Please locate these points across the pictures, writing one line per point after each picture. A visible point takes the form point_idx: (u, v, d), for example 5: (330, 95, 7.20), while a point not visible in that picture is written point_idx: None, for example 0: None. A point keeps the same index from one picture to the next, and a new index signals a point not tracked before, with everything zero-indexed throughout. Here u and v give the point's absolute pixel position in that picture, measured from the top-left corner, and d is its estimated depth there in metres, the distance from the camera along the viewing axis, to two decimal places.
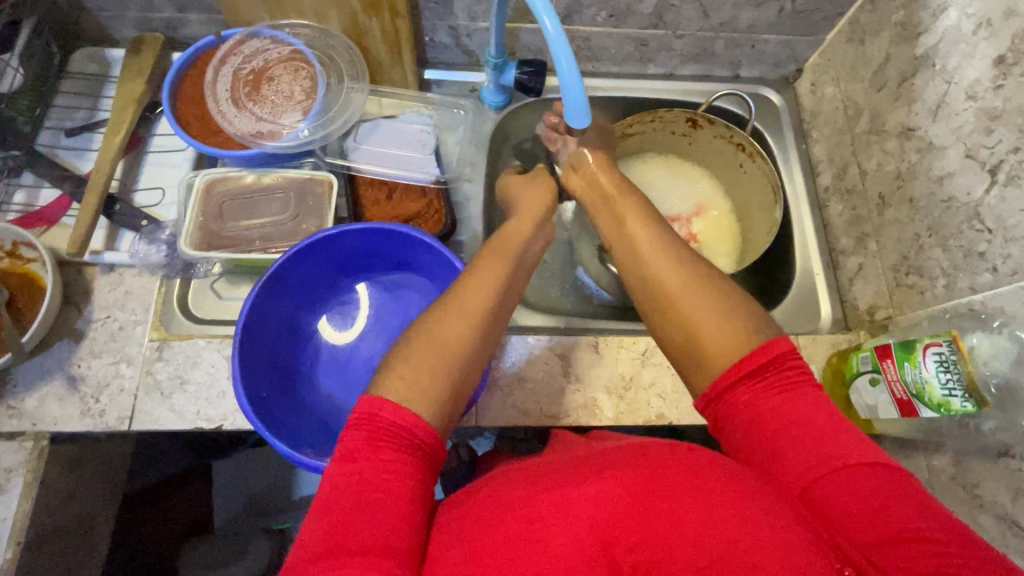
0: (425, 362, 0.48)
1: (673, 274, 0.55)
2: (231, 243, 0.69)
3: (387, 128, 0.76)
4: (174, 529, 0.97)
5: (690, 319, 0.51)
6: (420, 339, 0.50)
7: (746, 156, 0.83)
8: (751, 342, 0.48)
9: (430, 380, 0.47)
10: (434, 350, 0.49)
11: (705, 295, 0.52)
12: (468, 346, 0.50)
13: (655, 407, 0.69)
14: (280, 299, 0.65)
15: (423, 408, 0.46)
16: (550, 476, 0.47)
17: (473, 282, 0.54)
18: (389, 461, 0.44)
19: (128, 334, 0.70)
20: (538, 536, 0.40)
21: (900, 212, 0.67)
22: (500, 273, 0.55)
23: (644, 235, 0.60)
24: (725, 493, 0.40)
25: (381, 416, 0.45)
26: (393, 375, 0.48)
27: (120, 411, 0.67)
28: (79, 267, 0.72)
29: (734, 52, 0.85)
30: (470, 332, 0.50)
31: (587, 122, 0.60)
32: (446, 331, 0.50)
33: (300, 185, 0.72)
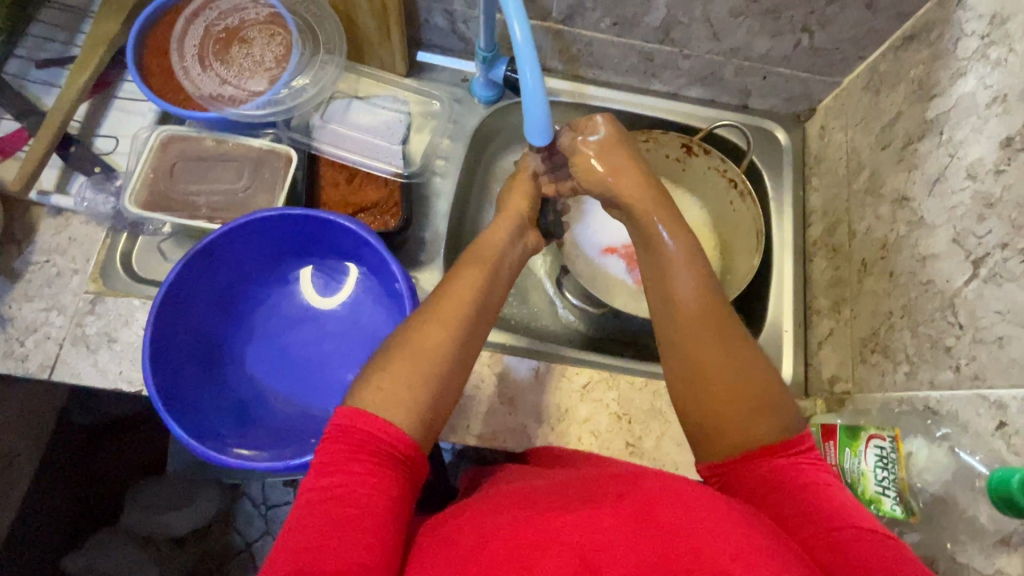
0: (403, 372, 0.45)
1: (708, 337, 0.48)
2: (176, 205, 0.67)
3: (359, 109, 0.72)
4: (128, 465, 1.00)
5: (699, 376, 0.48)
6: (400, 351, 0.47)
7: (738, 194, 0.79)
8: (776, 437, 0.45)
9: (409, 390, 0.45)
10: (414, 360, 0.46)
11: (735, 368, 0.47)
12: (445, 353, 0.47)
13: (584, 444, 0.66)
14: (214, 272, 0.62)
15: (401, 419, 0.44)
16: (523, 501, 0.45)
17: (454, 289, 0.52)
18: (361, 475, 0.42)
19: (64, 281, 0.69)
20: (520, 562, 0.37)
21: (878, 284, 0.62)
22: (479, 280, 0.53)
23: (681, 270, 0.53)
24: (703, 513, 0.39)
25: (355, 428, 0.43)
26: (372, 385, 0.46)
27: (42, 359, 0.66)
28: (26, 205, 0.71)
29: (745, 81, 0.79)
30: (450, 340, 0.48)
31: (547, 140, 0.57)
32: (425, 339, 0.48)
33: (258, 157, 0.68)
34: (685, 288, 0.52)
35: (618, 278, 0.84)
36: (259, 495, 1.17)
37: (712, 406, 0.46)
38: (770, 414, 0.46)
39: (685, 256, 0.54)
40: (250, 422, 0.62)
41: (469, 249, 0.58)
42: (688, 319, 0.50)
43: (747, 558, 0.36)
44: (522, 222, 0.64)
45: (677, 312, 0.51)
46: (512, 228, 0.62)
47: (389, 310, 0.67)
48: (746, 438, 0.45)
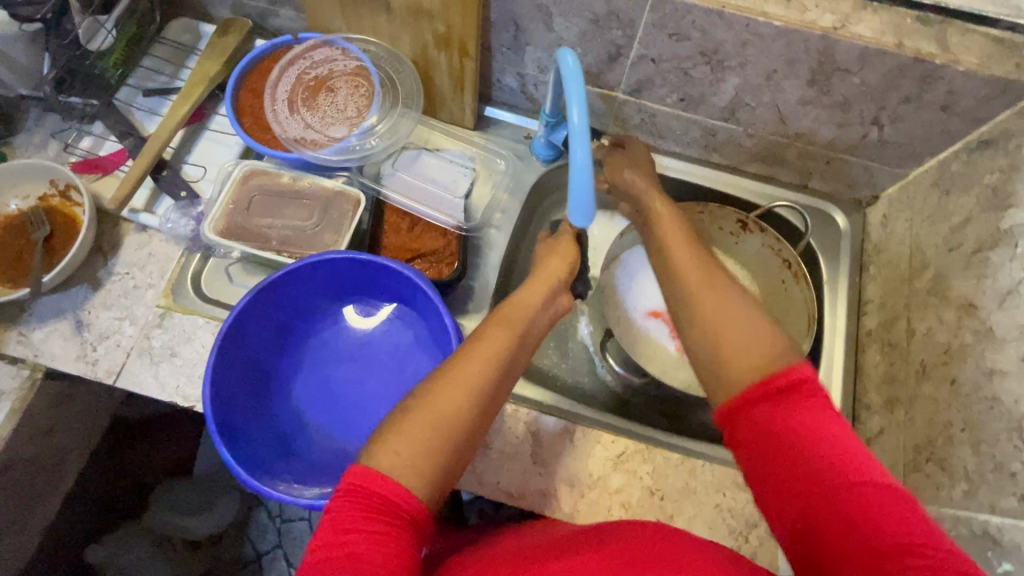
0: (423, 440, 0.46)
1: (703, 282, 0.53)
2: (249, 236, 0.71)
3: (427, 160, 0.76)
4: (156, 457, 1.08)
5: (705, 315, 0.51)
6: (417, 412, 0.47)
7: (791, 274, 0.79)
8: (777, 365, 0.47)
9: (424, 456, 0.45)
10: (430, 424, 0.47)
11: (716, 290, 0.52)
12: (467, 415, 0.48)
13: (612, 515, 0.65)
14: (277, 305, 0.65)
15: (413, 483, 0.45)
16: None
17: (479, 350, 0.52)
18: (377, 539, 0.42)
19: (139, 294, 0.74)
20: None
21: (937, 390, 0.60)
22: (507, 343, 0.53)
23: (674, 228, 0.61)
24: None
25: (370, 489, 0.44)
26: (385, 448, 0.46)
27: (110, 365, 0.71)
28: (116, 220, 0.77)
29: (806, 164, 0.80)
30: (468, 406, 0.48)
31: (585, 219, 0.54)
32: (443, 401, 0.48)
33: (329, 197, 0.72)
34: (678, 244, 0.58)
35: (660, 344, 0.84)
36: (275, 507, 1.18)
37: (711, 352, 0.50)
38: (765, 348, 0.48)
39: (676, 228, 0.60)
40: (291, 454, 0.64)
41: (498, 307, 0.58)
42: (684, 267, 0.55)
43: None
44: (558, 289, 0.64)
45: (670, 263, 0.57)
46: (546, 295, 0.62)
47: (434, 359, 0.69)
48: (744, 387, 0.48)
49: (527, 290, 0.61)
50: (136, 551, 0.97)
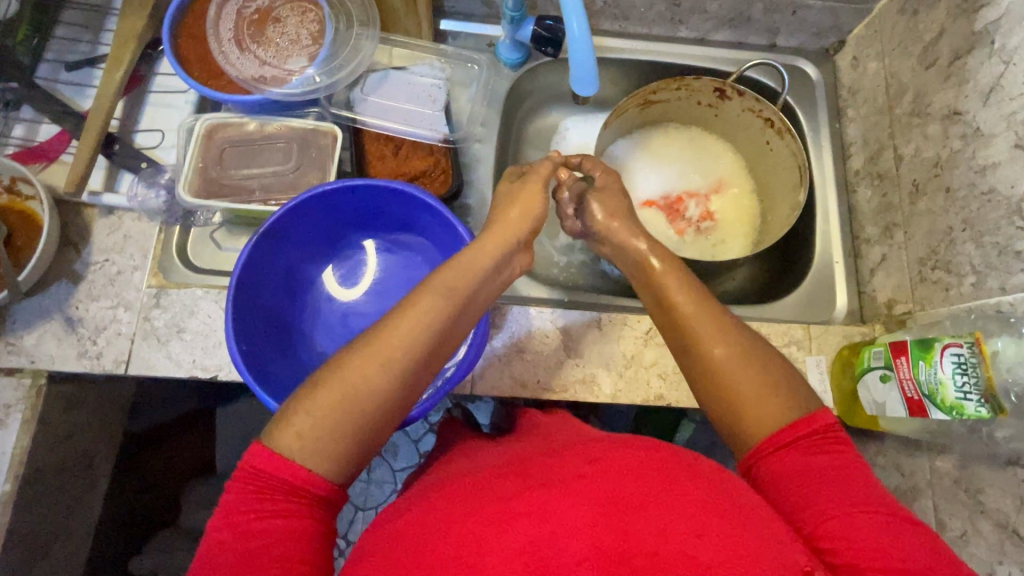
0: (326, 417, 0.42)
1: (711, 329, 0.51)
2: (230, 191, 0.67)
3: (396, 80, 0.72)
4: (190, 460, 1.02)
5: (718, 360, 0.49)
6: (326, 388, 0.43)
7: (774, 133, 0.80)
8: (794, 415, 0.46)
9: (329, 437, 0.42)
10: (339, 402, 0.43)
11: (733, 332, 0.50)
12: (379, 392, 0.44)
13: (653, 388, 0.67)
14: (280, 251, 0.65)
15: (316, 466, 0.42)
16: (456, 534, 0.38)
17: (406, 320, 0.46)
18: (281, 519, 0.40)
19: (126, 278, 0.70)
20: (468, 562, 0.36)
21: (933, 203, 0.64)
22: (439, 312, 0.48)
23: (673, 280, 0.57)
24: (659, 486, 0.39)
25: (263, 473, 0.41)
26: (290, 428, 0.42)
27: (117, 354, 0.68)
28: (78, 207, 0.71)
29: (773, 19, 0.79)
30: (385, 382, 0.44)
31: (593, 91, 0.61)
32: (357, 377, 0.43)
33: (304, 136, 0.69)
34: (685, 299, 0.54)
35: (659, 229, 0.86)
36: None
37: (728, 391, 0.48)
38: (785, 395, 0.46)
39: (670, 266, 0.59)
40: None
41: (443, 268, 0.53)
42: (693, 325, 0.52)
43: (711, 530, 0.35)
44: (508, 256, 0.57)
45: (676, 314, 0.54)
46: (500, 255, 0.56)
47: None
48: (767, 416, 0.46)
49: (479, 249, 0.55)
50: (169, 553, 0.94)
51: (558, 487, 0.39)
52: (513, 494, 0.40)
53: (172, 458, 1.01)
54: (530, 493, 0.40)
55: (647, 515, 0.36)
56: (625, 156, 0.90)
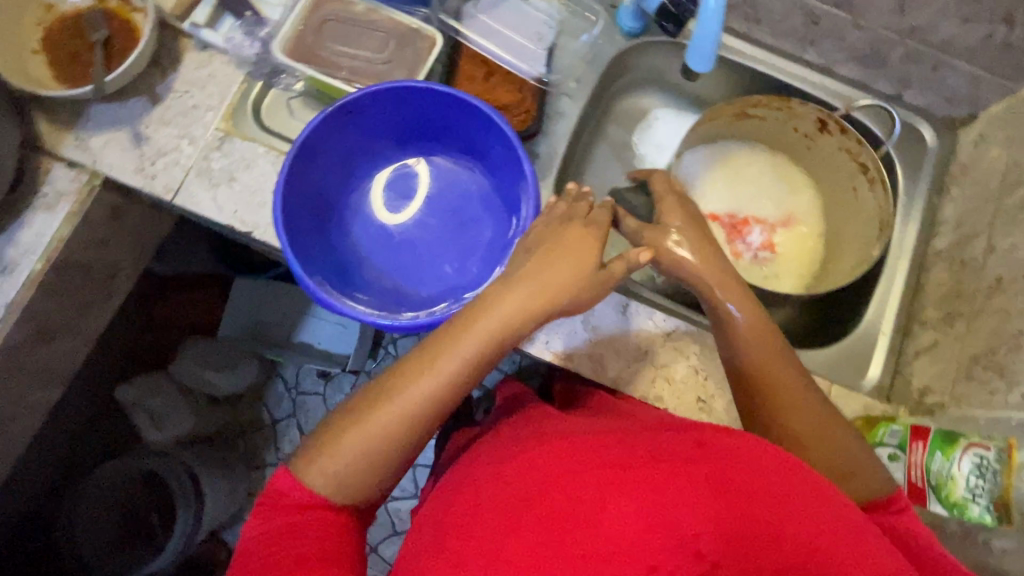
0: (348, 459, 0.48)
1: (794, 403, 0.52)
2: (319, 62, 0.67)
3: (510, 6, 0.71)
4: (194, 315, 1.23)
5: (796, 437, 0.51)
6: (347, 429, 0.49)
7: (865, 180, 0.78)
8: (865, 497, 0.50)
9: (352, 472, 0.48)
10: (359, 444, 0.48)
11: (820, 411, 0.52)
12: (395, 444, 0.49)
13: (656, 388, 0.66)
14: (347, 133, 0.65)
15: (343, 492, 0.49)
16: (569, 489, 0.43)
17: (419, 375, 0.49)
18: (312, 516, 0.48)
19: (199, 114, 0.72)
20: (588, 517, 0.41)
21: (1009, 303, 0.60)
22: (454, 363, 0.49)
23: (754, 333, 0.55)
24: (770, 473, 0.42)
25: (286, 490, 0.49)
26: (318, 462, 0.49)
27: (168, 181, 0.70)
28: (176, 35, 0.73)
29: (909, 69, 0.74)
30: (400, 430, 0.48)
31: (706, 70, 0.60)
32: (374, 423, 0.48)
33: (404, 33, 0.68)
34: (762, 361, 0.54)
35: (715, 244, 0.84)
36: (292, 380, 1.32)
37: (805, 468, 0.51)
38: (858, 479, 0.50)
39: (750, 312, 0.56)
40: (350, 281, 0.66)
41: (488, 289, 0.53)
42: (773, 397, 0.53)
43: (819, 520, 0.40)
44: (574, 288, 0.53)
45: (753, 378, 0.54)
46: (572, 267, 0.53)
47: (500, 217, 0.69)
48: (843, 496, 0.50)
49: (558, 245, 0.54)
50: (164, 394, 1.16)
51: (666, 461, 0.43)
52: (624, 461, 0.44)
53: (185, 307, 1.22)
54: (637, 464, 0.43)
55: (761, 498, 0.40)
56: (708, 160, 0.87)
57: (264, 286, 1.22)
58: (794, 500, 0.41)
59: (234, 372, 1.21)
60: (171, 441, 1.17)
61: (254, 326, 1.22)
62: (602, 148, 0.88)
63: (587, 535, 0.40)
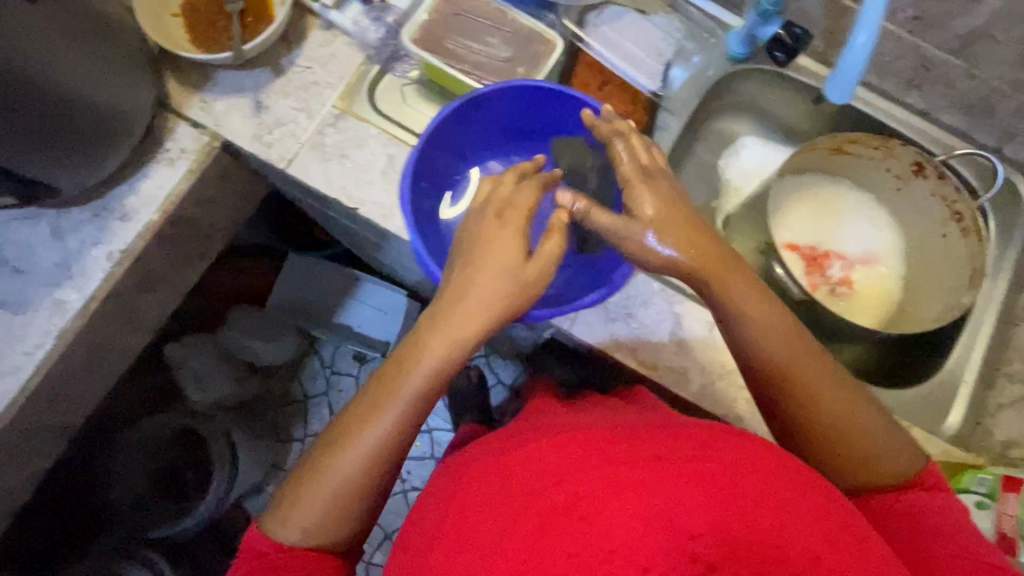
0: (311, 503, 0.51)
1: (838, 398, 0.52)
2: (443, 53, 0.70)
3: (633, 20, 0.72)
4: (248, 283, 1.28)
5: (850, 426, 0.51)
6: (308, 479, 0.52)
7: (958, 227, 0.78)
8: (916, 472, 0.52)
9: (317, 514, 0.51)
10: (316, 489, 0.51)
11: (855, 400, 0.52)
12: (352, 482, 0.51)
13: (736, 406, 0.67)
14: (469, 123, 0.67)
15: (313, 533, 0.51)
16: (554, 490, 0.41)
17: (363, 418, 0.52)
18: (290, 558, 0.50)
19: (318, 90, 0.75)
20: (578, 518, 0.39)
21: None
22: (392, 398, 0.52)
23: (781, 338, 0.52)
24: (767, 482, 0.40)
25: (262, 543, 0.51)
26: (285, 513, 0.51)
27: (283, 151, 0.73)
28: (305, 13, 0.76)
29: (1016, 123, 0.75)
30: (354, 468, 0.51)
31: (842, 100, 0.63)
32: (329, 468, 0.51)
33: (527, 35, 0.70)
34: (796, 365, 0.52)
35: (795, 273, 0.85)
36: (328, 358, 1.36)
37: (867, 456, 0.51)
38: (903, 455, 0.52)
39: (769, 312, 0.53)
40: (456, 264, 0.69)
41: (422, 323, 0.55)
42: (818, 397, 0.51)
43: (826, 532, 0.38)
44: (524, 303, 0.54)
45: (799, 384, 0.51)
46: (534, 274, 0.54)
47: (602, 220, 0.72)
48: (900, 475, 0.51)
49: (511, 242, 0.54)
50: (203, 359, 1.18)
51: (655, 464, 0.41)
52: (612, 462, 0.42)
53: (241, 275, 1.27)
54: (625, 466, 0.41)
55: (757, 505, 0.38)
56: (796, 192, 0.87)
57: (310, 265, 1.25)
58: (792, 503, 0.39)
59: (278, 343, 1.22)
60: (212, 403, 1.20)
61: (301, 300, 1.25)
62: (689, 167, 0.90)
63: (576, 538, 0.38)
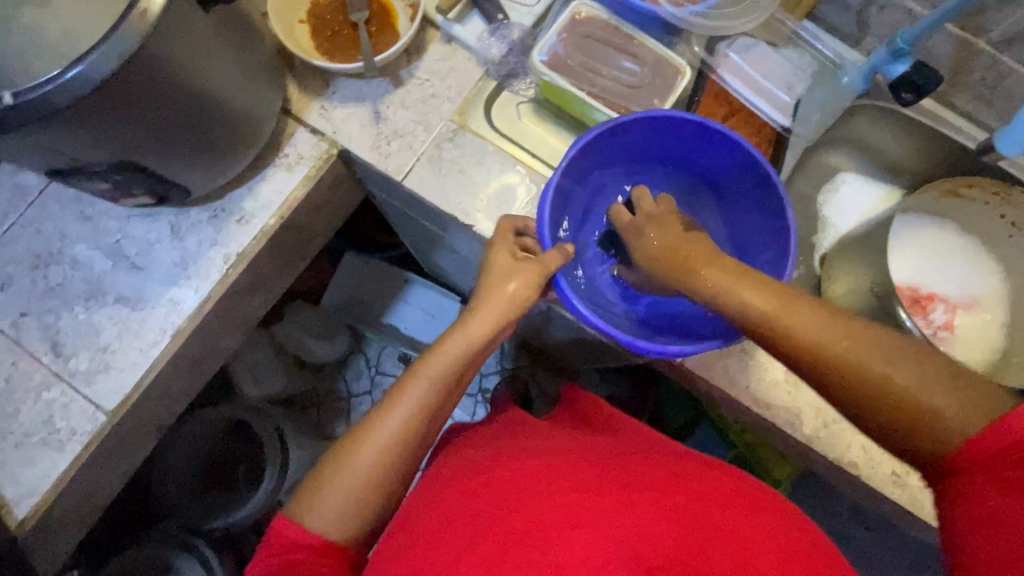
0: (328, 498, 0.51)
1: (873, 354, 0.43)
2: (574, 75, 0.69)
3: (764, 53, 0.74)
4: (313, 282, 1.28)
5: (918, 390, 0.42)
6: (326, 472, 0.53)
7: None
8: None
9: (332, 512, 0.51)
10: (334, 485, 0.52)
11: (902, 351, 0.43)
12: (371, 480, 0.53)
13: (850, 453, 0.66)
14: (609, 150, 0.68)
15: (324, 534, 0.51)
16: (534, 508, 0.44)
17: (385, 415, 0.55)
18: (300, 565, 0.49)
19: (436, 104, 0.74)
20: (549, 539, 0.41)
21: None
22: (414, 396, 0.55)
23: (783, 306, 0.47)
24: (746, 519, 0.43)
25: (275, 542, 0.50)
26: (300, 513, 0.51)
27: (400, 163, 0.73)
28: (426, 25, 0.76)
29: None
30: (375, 462, 0.53)
31: (1015, 152, 0.65)
32: (349, 463, 0.53)
33: (658, 62, 0.70)
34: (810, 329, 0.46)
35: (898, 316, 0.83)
36: (373, 359, 1.37)
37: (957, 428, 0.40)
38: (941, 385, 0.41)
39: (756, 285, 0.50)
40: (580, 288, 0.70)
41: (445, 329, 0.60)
42: (855, 362, 0.44)
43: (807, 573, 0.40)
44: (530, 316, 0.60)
45: (824, 355, 0.45)
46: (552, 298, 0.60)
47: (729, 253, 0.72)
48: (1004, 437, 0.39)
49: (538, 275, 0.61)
50: (264, 355, 1.20)
51: (633, 492, 0.45)
52: (595, 488, 0.45)
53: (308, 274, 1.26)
54: (602, 493, 0.45)
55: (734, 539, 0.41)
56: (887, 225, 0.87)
57: (369, 267, 1.25)
58: (771, 541, 0.42)
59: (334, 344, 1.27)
60: (264, 397, 1.23)
61: (360, 303, 1.26)
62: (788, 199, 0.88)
63: (547, 556, 0.40)
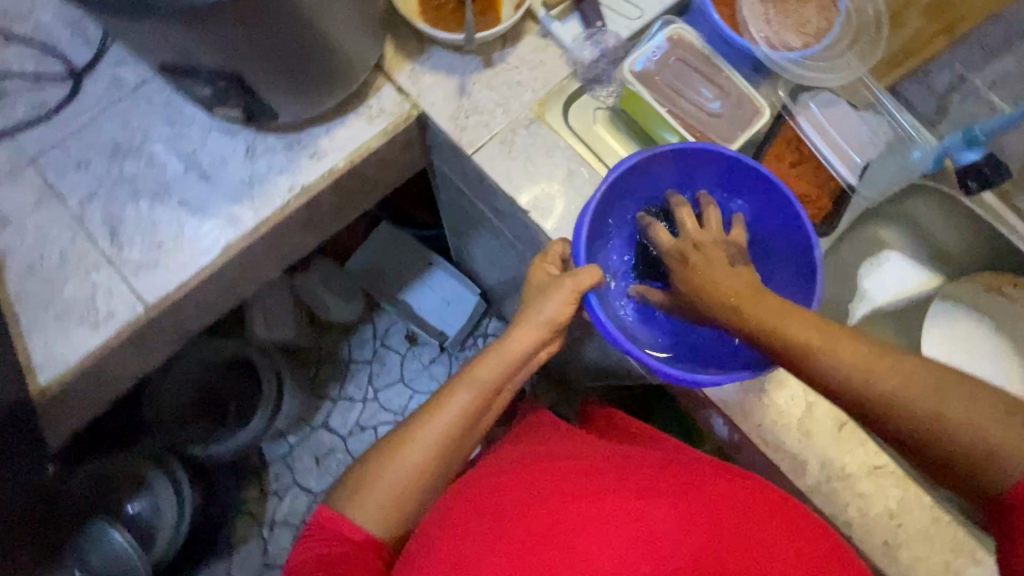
0: (378, 485, 0.59)
1: (927, 393, 0.43)
2: (657, 91, 0.72)
3: (844, 110, 0.78)
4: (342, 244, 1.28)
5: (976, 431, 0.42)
6: (375, 467, 0.60)
7: None
8: None
9: (380, 504, 0.59)
10: (382, 479, 0.59)
11: (956, 385, 0.43)
12: (418, 475, 0.60)
13: (847, 513, 0.66)
14: (658, 172, 0.71)
15: (371, 523, 0.59)
16: (547, 508, 0.51)
17: (430, 420, 0.62)
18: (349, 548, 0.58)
19: (520, 90, 0.77)
20: (566, 539, 0.48)
21: None
22: (459, 406, 0.62)
23: (832, 346, 0.47)
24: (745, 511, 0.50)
25: (326, 528, 0.59)
26: (349, 503, 0.59)
27: (473, 138, 0.75)
28: (527, 17, 0.79)
29: None
30: (422, 459, 0.60)
31: None
32: (398, 460, 0.60)
33: (739, 96, 0.73)
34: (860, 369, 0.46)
35: None
36: (381, 331, 1.36)
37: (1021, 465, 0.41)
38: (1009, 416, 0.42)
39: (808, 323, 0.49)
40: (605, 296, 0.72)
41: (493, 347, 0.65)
42: (907, 402, 0.44)
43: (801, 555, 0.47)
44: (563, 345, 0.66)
45: (875, 400, 0.45)
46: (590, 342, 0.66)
47: None
48: None
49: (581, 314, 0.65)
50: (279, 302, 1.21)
51: (635, 495, 0.52)
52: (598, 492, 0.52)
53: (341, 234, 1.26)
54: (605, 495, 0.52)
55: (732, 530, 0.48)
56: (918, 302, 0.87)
57: (400, 240, 1.25)
58: (765, 528, 0.49)
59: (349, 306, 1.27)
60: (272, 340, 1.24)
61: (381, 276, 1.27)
62: None
63: (564, 555, 0.47)
